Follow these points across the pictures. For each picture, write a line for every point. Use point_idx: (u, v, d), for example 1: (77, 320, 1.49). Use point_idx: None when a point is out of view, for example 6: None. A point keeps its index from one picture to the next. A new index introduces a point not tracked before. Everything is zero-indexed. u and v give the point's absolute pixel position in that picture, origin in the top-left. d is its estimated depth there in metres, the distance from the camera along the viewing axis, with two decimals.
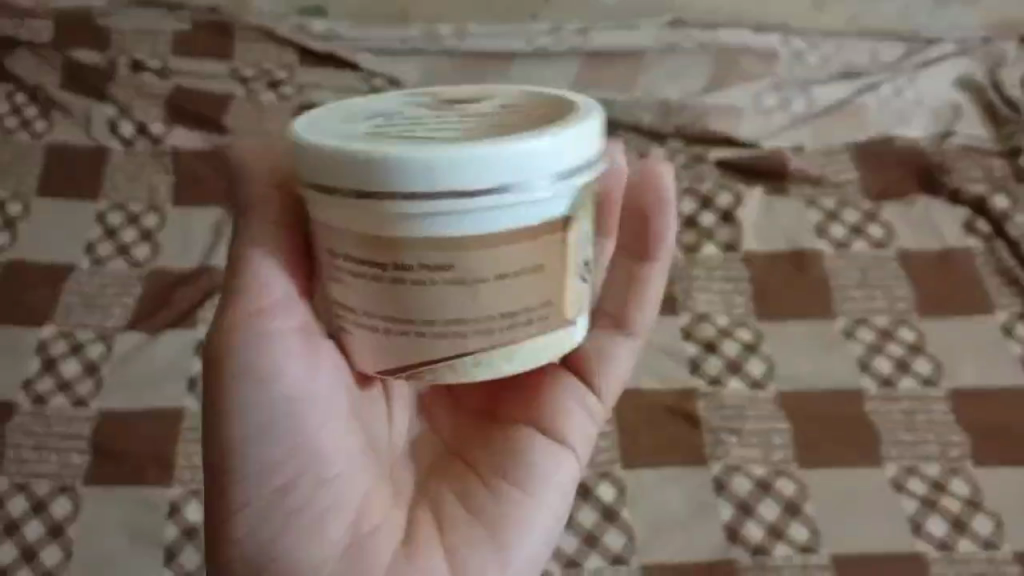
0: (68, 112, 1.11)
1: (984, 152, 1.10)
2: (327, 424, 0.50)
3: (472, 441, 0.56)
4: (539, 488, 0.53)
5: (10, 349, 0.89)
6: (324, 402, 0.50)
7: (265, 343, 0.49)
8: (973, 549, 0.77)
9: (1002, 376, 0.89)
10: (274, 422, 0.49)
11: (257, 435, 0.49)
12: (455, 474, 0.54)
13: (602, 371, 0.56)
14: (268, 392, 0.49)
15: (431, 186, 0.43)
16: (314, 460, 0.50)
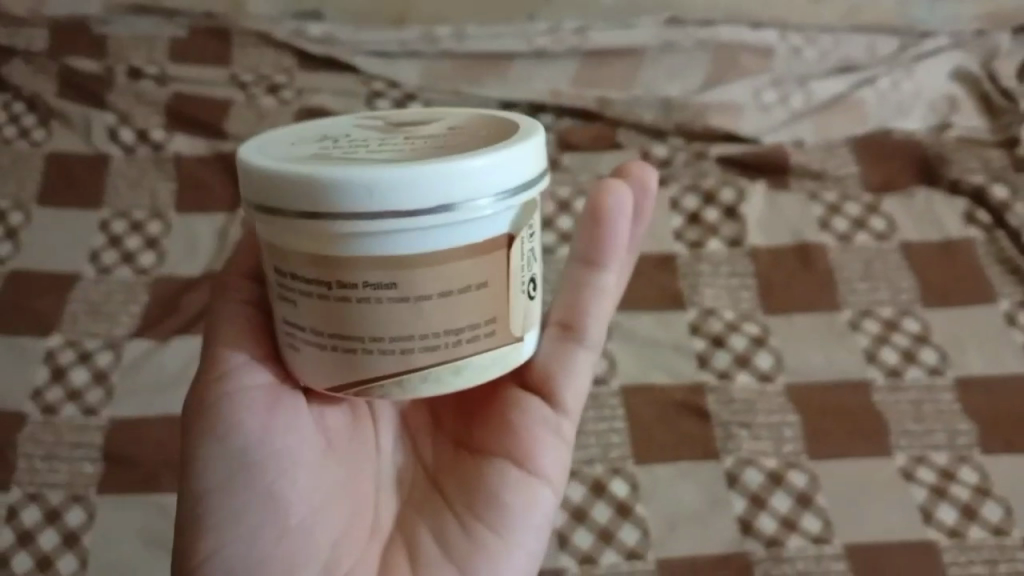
0: (67, 119, 1.10)
1: (981, 143, 1.11)
2: (304, 469, 0.55)
3: (447, 476, 0.60)
4: (509, 523, 0.56)
5: (18, 358, 0.89)
6: (300, 450, 0.55)
7: (246, 398, 0.54)
8: (984, 536, 0.78)
9: (1007, 364, 0.90)
10: (254, 466, 0.53)
11: (240, 477, 0.53)
12: (431, 510, 0.58)
13: (565, 387, 0.58)
14: (250, 439, 0.53)
15: (375, 207, 0.45)
16: (290, 503, 0.54)
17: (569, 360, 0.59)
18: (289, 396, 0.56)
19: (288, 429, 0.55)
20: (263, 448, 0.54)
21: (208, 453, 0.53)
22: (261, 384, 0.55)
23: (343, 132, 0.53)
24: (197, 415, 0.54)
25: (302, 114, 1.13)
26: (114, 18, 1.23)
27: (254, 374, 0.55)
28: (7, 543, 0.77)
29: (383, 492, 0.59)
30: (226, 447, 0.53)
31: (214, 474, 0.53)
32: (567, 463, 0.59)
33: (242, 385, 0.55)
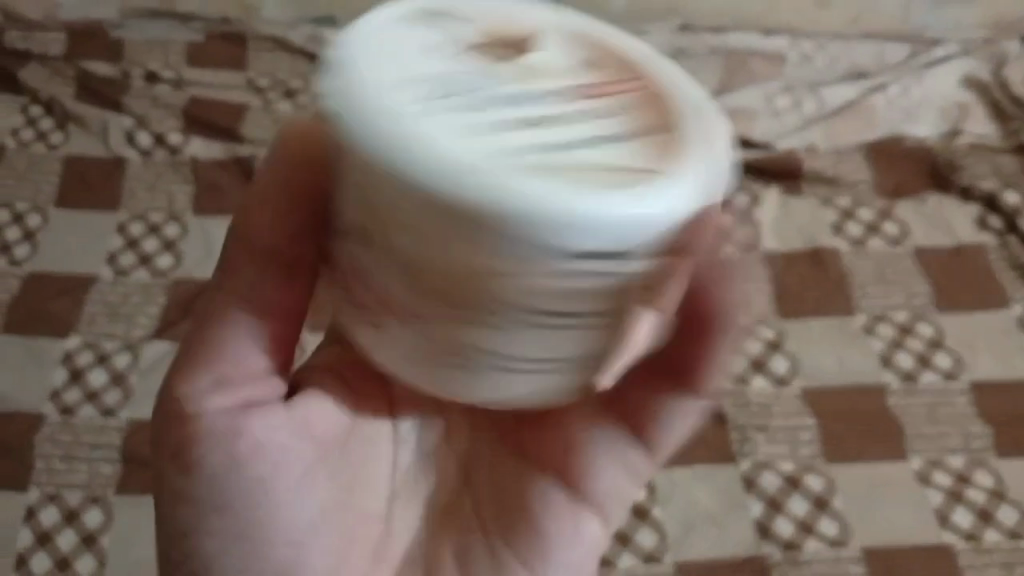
0: (84, 123, 1.11)
1: (990, 148, 1.13)
2: (290, 501, 0.44)
3: (494, 480, 0.49)
4: (547, 553, 0.48)
5: (37, 361, 0.89)
6: (285, 479, 0.44)
7: (212, 426, 0.42)
8: (999, 539, 0.79)
9: (1020, 368, 0.91)
10: (229, 509, 0.43)
11: (215, 518, 0.43)
12: (462, 528, 0.49)
13: (660, 429, 0.47)
14: (220, 472, 0.42)
15: (603, 248, 0.30)
16: (277, 541, 0.44)
17: (659, 402, 0.46)
18: (268, 407, 0.43)
19: (272, 459, 0.43)
20: (246, 482, 0.43)
21: (177, 485, 0.43)
22: (230, 406, 0.42)
23: (429, 51, 0.34)
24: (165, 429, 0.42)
25: None
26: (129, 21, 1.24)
27: (234, 388, 0.42)
28: (26, 542, 0.77)
29: (401, 494, 0.48)
30: (191, 484, 0.43)
31: (185, 515, 0.43)
32: (634, 492, 0.50)
33: (204, 408, 0.42)
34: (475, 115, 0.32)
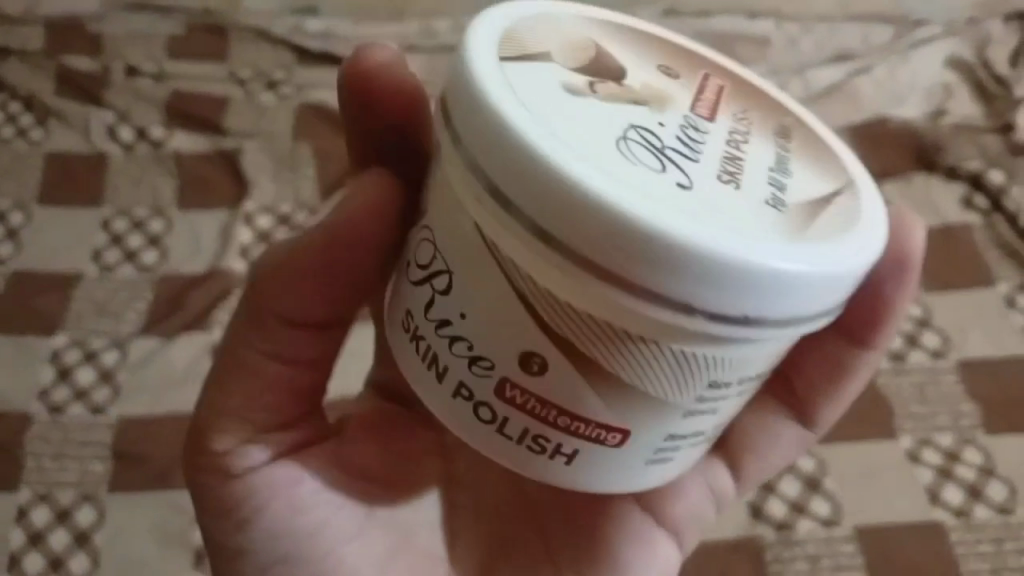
0: (65, 118, 1.10)
1: (976, 128, 1.14)
2: (344, 537, 0.50)
3: (540, 509, 0.56)
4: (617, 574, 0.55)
5: (23, 359, 0.88)
6: (337, 516, 0.50)
7: (263, 479, 0.48)
8: (989, 516, 0.80)
9: (1007, 345, 0.92)
10: (290, 555, 0.49)
11: (280, 565, 0.49)
12: (524, 556, 0.55)
13: (758, 455, 0.59)
14: (277, 521, 0.48)
15: (830, 306, 0.39)
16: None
17: (774, 424, 0.59)
18: (308, 450, 0.50)
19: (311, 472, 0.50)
20: (306, 528, 0.49)
21: (236, 538, 0.48)
22: (275, 455, 0.49)
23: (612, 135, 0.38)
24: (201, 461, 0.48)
25: (303, 109, 1.14)
26: (110, 15, 1.23)
27: (273, 436, 0.49)
28: (18, 543, 0.77)
29: (454, 530, 0.55)
30: (251, 536, 0.48)
31: (249, 567, 0.49)
32: (701, 513, 0.59)
33: (253, 462, 0.48)
34: (693, 202, 0.37)
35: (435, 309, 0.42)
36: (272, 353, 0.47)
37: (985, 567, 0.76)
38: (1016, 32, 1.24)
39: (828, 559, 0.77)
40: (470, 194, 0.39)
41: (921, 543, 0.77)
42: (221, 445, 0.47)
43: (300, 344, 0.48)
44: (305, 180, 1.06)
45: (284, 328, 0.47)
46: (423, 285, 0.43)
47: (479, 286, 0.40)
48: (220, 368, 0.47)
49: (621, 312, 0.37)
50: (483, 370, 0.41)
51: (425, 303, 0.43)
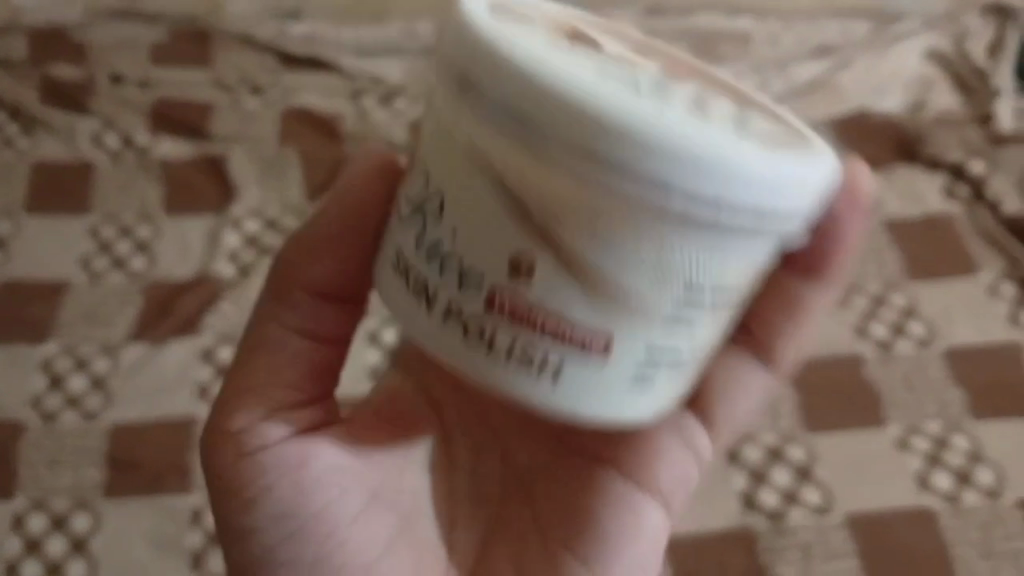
0: (50, 126, 1.09)
1: (956, 120, 1.15)
2: (347, 522, 0.50)
3: (542, 489, 0.57)
4: (612, 551, 0.55)
5: (14, 367, 0.88)
6: (342, 500, 0.50)
7: (275, 457, 0.48)
8: (978, 500, 0.81)
9: (991, 332, 0.93)
10: (295, 536, 0.49)
11: (285, 545, 0.49)
12: (520, 537, 0.56)
13: (725, 399, 0.58)
14: (286, 501, 0.48)
15: (798, 213, 0.42)
16: (341, 561, 0.50)
17: (740, 374, 0.58)
18: (324, 432, 0.50)
19: (318, 454, 0.49)
20: (314, 507, 0.49)
21: (244, 518, 0.49)
22: (291, 433, 0.49)
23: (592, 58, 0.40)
24: (216, 442, 0.48)
25: (289, 114, 1.14)
26: (94, 23, 1.23)
27: (290, 415, 0.49)
28: (14, 551, 0.77)
29: (456, 516, 0.55)
30: (259, 515, 0.48)
31: (254, 547, 0.49)
32: (689, 480, 0.58)
33: (268, 440, 0.48)
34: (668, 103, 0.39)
35: (426, 237, 0.43)
36: (295, 328, 0.48)
37: (975, 551, 0.78)
38: (996, 22, 1.26)
39: (820, 546, 0.77)
40: (462, 122, 0.41)
41: (910, 526, 0.79)
42: (237, 424, 0.48)
43: (322, 317, 0.48)
44: (293, 184, 1.06)
45: (301, 298, 0.48)
46: (415, 219, 0.43)
47: (467, 208, 0.41)
48: (248, 343, 0.48)
49: (604, 211, 0.39)
50: (472, 286, 0.42)
51: (415, 237, 0.43)
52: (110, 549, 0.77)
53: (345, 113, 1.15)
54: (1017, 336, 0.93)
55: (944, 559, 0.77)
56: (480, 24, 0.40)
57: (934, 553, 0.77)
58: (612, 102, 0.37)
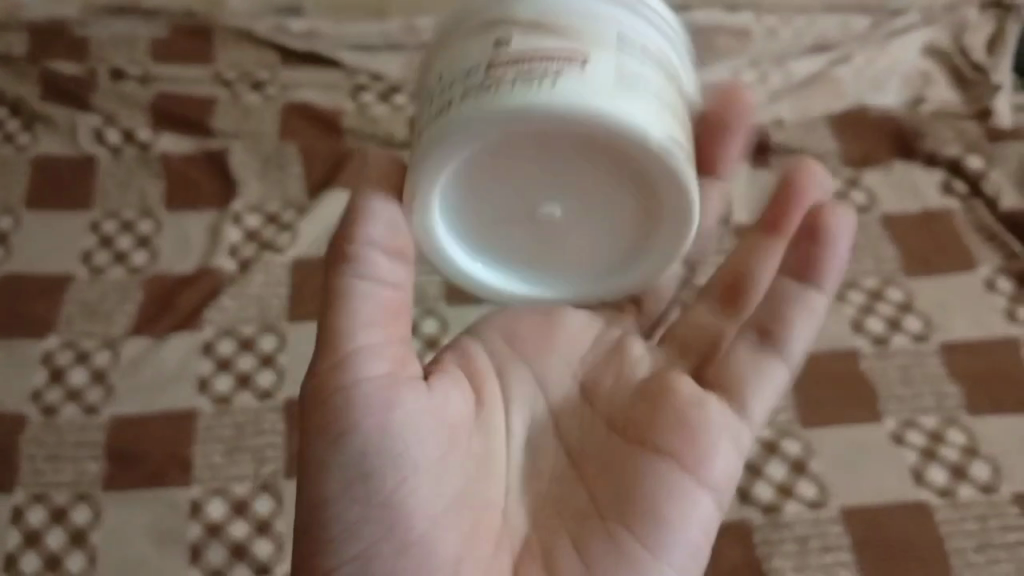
0: (50, 122, 1.10)
1: (954, 114, 1.15)
2: (423, 473, 0.53)
3: (595, 467, 0.57)
4: (668, 535, 0.54)
5: (15, 362, 0.89)
6: (420, 452, 0.53)
7: (365, 397, 0.52)
8: (974, 493, 0.81)
9: (987, 326, 0.93)
10: (373, 476, 0.52)
11: (362, 484, 0.52)
12: (578, 516, 0.56)
13: (752, 391, 0.58)
14: (369, 441, 0.51)
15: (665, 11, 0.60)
16: (410, 510, 0.52)
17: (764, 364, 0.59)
18: (410, 385, 0.53)
19: (405, 407, 0.52)
20: (391, 452, 0.52)
21: (325, 453, 0.52)
22: (387, 378, 0.52)
23: None
24: (319, 376, 0.52)
25: (288, 109, 1.14)
26: (91, 19, 1.23)
27: (387, 357, 0.53)
28: (15, 542, 0.77)
29: (513, 484, 0.57)
30: (342, 453, 0.51)
31: (329, 485, 0.52)
32: (738, 473, 0.57)
33: (361, 380, 0.52)
34: None
35: (444, 82, 0.55)
36: (380, 279, 0.52)
37: (971, 545, 0.78)
38: (995, 16, 1.25)
39: (814, 539, 0.78)
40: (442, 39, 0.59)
41: (905, 520, 0.79)
42: (333, 361, 0.52)
43: (400, 267, 0.53)
44: (292, 178, 1.06)
45: (356, 248, 0.52)
46: (433, 91, 0.56)
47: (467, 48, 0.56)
48: (331, 286, 0.52)
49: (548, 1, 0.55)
50: (483, 73, 0.53)
51: (440, 91, 0.55)
52: (112, 542, 0.77)
53: (344, 109, 1.16)
54: (1016, 331, 0.93)
55: (939, 552, 0.77)
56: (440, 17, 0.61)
57: (929, 546, 0.78)
58: None
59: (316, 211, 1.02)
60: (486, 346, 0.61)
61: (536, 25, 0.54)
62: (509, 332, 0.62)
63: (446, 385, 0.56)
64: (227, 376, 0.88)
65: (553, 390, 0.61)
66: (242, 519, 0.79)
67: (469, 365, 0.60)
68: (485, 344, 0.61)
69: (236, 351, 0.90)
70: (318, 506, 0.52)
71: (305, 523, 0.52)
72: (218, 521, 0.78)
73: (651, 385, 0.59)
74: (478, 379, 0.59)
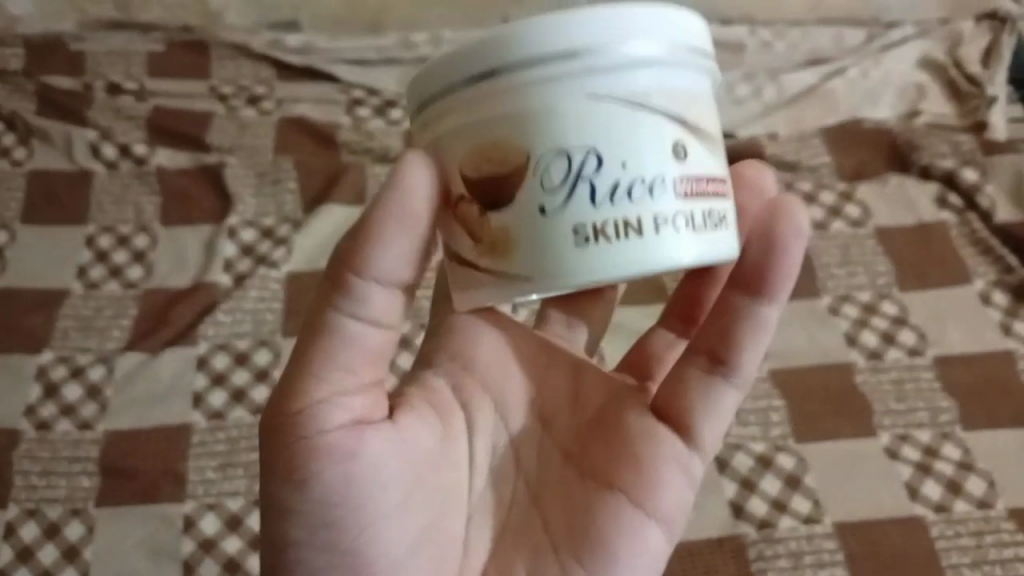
0: (47, 138, 1.11)
1: (950, 128, 1.16)
2: (390, 519, 0.48)
3: (552, 497, 0.53)
4: (619, 572, 0.51)
5: (10, 377, 0.89)
6: (385, 498, 0.48)
7: (329, 444, 0.46)
8: (969, 509, 0.80)
9: (983, 340, 0.93)
10: (334, 524, 0.47)
11: (323, 531, 0.47)
12: (531, 550, 0.52)
13: (702, 420, 0.53)
14: (332, 490, 0.46)
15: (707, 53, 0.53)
16: (377, 557, 0.48)
17: (701, 388, 0.53)
18: (376, 427, 0.48)
19: (367, 453, 0.47)
20: (353, 501, 0.47)
21: (287, 498, 0.46)
22: (349, 421, 0.47)
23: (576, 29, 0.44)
24: (274, 417, 0.46)
25: (284, 124, 1.15)
26: (88, 35, 1.24)
27: (351, 400, 0.47)
28: (6, 559, 0.77)
29: (477, 518, 0.53)
30: (304, 497, 0.46)
31: (293, 530, 0.47)
32: (688, 504, 0.54)
33: (325, 428, 0.46)
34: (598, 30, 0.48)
35: (600, 188, 0.44)
36: (368, 320, 0.46)
37: (966, 561, 0.77)
38: (990, 28, 1.26)
39: (809, 556, 0.78)
40: (528, 89, 0.44)
41: (900, 536, 0.78)
42: (299, 404, 0.46)
43: (390, 307, 0.46)
44: (287, 193, 1.07)
45: (359, 283, 0.45)
46: (573, 187, 0.44)
47: (618, 141, 0.45)
48: (311, 324, 0.46)
49: (683, 93, 0.47)
50: (663, 193, 0.45)
51: (587, 195, 0.44)
52: (105, 557, 0.77)
53: (339, 123, 1.16)
54: (1011, 345, 0.93)
55: (934, 568, 0.77)
56: (470, 49, 0.45)
57: (925, 561, 0.77)
58: (623, 25, 0.45)
59: (310, 224, 1.02)
60: (445, 374, 0.55)
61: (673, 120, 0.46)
62: (464, 357, 0.56)
63: (413, 422, 0.50)
64: (221, 391, 0.88)
65: (517, 421, 0.56)
66: (233, 534, 0.78)
67: (431, 399, 0.53)
68: (444, 374, 0.55)
69: (231, 366, 0.90)
70: (276, 548, 0.47)
71: (268, 560, 0.48)
72: (211, 537, 0.78)
73: (608, 411, 0.56)
74: (447, 412, 0.53)
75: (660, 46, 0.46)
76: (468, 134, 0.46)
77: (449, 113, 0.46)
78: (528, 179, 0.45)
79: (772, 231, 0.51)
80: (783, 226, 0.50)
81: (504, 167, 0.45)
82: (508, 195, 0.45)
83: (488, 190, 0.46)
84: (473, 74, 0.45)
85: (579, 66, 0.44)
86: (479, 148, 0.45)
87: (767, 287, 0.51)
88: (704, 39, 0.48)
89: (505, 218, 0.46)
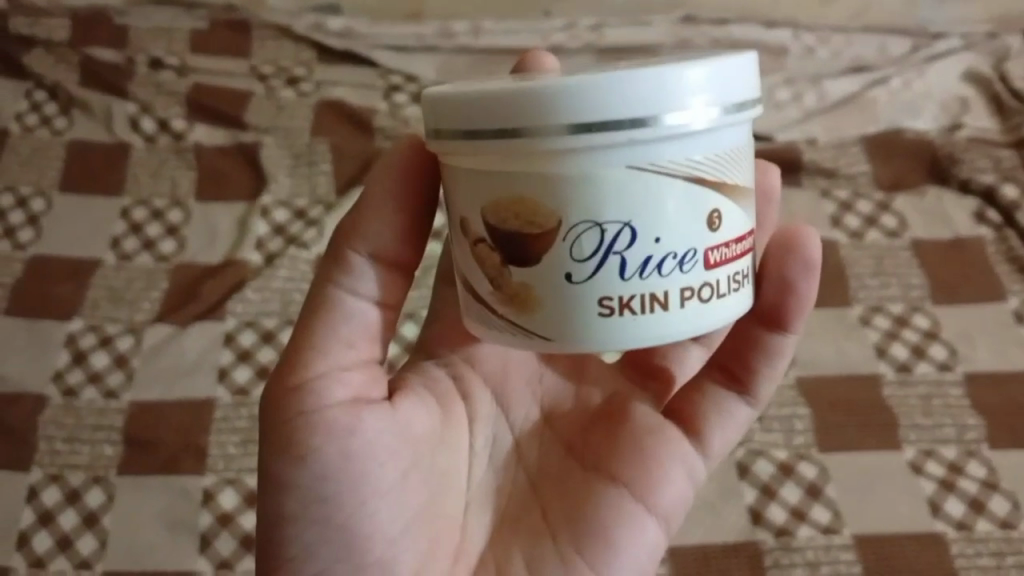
0: (88, 109, 1.12)
1: (992, 143, 1.13)
2: (386, 499, 0.48)
3: (552, 491, 0.54)
4: (618, 563, 0.51)
5: (40, 342, 0.90)
6: (383, 476, 0.48)
7: (328, 420, 0.46)
8: (992, 529, 0.79)
9: (1015, 359, 0.91)
10: (331, 499, 0.47)
11: (320, 507, 0.47)
12: (529, 539, 0.52)
13: (714, 428, 0.55)
14: (330, 466, 0.46)
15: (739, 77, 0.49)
16: (372, 534, 0.47)
17: (719, 401, 0.56)
18: (374, 404, 0.48)
19: (365, 430, 0.47)
20: (350, 477, 0.47)
21: (284, 473, 0.46)
22: (349, 399, 0.47)
23: (622, 97, 0.41)
24: (274, 392, 0.47)
25: (322, 106, 1.16)
26: (132, 9, 1.25)
27: (350, 377, 0.47)
28: (29, 521, 0.78)
29: (474, 506, 0.53)
30: (301, 471, 0.46)
31: (289, 504, 0.47)
32: (688, 504, 0.54)
33: (325, 404, 0.46)
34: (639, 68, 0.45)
35: (630, 262, 0.44)
36: (367, 297, 0.48)
37: None
38: None
39: (826, 566, 0.76)
40: (568, 156, 0.42)
41: (919, 551, 0.77)
42: (298, 378, 0.46)
43: (386, 283, 0.49)
44: (320, 175, 1.07)
45: (353, 258, 0.48)
46: (602, 259, 0.44)
47: (655, 215, 0.43)
48: (312, 301, 0.48)
49: (722, 159, 0.45)
50: (693, 266, 0.44)
51: (617, 268, 0.44)
52: (125, 524, 0.78)
53: (376, 107, 1.16)
54: None
55: None
56: (510, 104, 0.42)
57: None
58: (673, 95, 0.42)
59: (342, 207, 1.03)
60: (447, 366, 0.56)
61: (711, 189, 0.44)
62: (468, 350, 0.57)
63: (412, 405, 0.50)
64: (246, 367, 0.89)
65: (518, 414, 0.57)
66: (250, 510, 0.78)
67: (432, 384, 0.54)
68: (443, 364, 0.55)
69: (257, 343, 0.90)
70: (272, 525, 0.47)
71: (264, 538, 0.48)
72: (229, 509, 0.79)
73: (610, 411, 0.57)
74: (447, 400, 0.53)
75: (708, 115, 0.43)
76: (495, 183, 0.44)
77: (477, 158, 0.44)
78: (558, 244, 0.44)
79: (787, 267, 0.53)
80: (795, 258, 0.52)
81: (532, 226, 0.44)
82: (535, 255, 0.44)
83: (511, 244, 0.44)
84: (508, 131, 0.42)
85: (623, 137, 0.42)
86: (508, 208, 0.44)
87: (787, 323, 0.54)
88: (751, 95, 0.46)
89: (527, 274, 0.45)
